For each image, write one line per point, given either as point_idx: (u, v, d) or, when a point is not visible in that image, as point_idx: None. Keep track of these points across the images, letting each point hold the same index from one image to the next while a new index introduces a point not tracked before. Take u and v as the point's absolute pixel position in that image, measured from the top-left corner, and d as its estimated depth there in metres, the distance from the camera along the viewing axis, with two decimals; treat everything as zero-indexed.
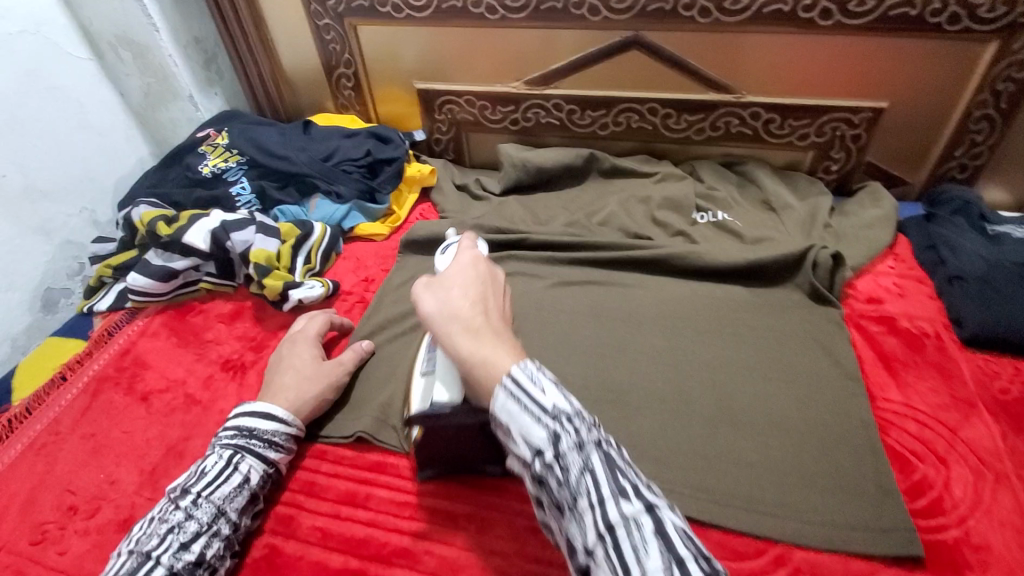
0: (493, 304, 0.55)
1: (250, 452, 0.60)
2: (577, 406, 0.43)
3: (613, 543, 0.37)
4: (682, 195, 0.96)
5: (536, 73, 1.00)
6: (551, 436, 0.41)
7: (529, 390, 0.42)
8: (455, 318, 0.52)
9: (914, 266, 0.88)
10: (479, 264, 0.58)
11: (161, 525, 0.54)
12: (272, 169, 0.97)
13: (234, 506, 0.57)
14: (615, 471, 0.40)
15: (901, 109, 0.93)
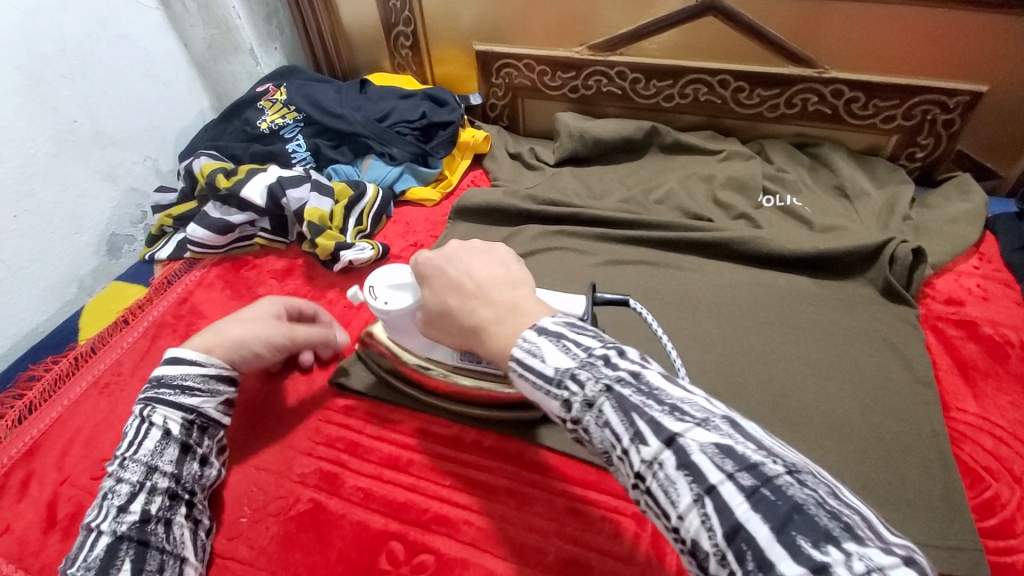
0: (488, 291, 0.49)
1: (159, 402, 0.57)
2: (579, 357, 0.40)
3: (647, 485, 0.35)
4: (749, 176, 0.91)
5: (602, 38, 0.94)
6: (562, 403, 0.40)
7: (530, 364, 0.41)
8: (468, 331, 0.49)
9: (1002, 268, 0.81)
10: (454, 262, 0.53)
11: (97, 497, 0.52)
12: (327, 127, 0.96)
13: (165, 458, 0.55)
14: (630, 411, 0.36)
15: (1004, 94, 0.84)
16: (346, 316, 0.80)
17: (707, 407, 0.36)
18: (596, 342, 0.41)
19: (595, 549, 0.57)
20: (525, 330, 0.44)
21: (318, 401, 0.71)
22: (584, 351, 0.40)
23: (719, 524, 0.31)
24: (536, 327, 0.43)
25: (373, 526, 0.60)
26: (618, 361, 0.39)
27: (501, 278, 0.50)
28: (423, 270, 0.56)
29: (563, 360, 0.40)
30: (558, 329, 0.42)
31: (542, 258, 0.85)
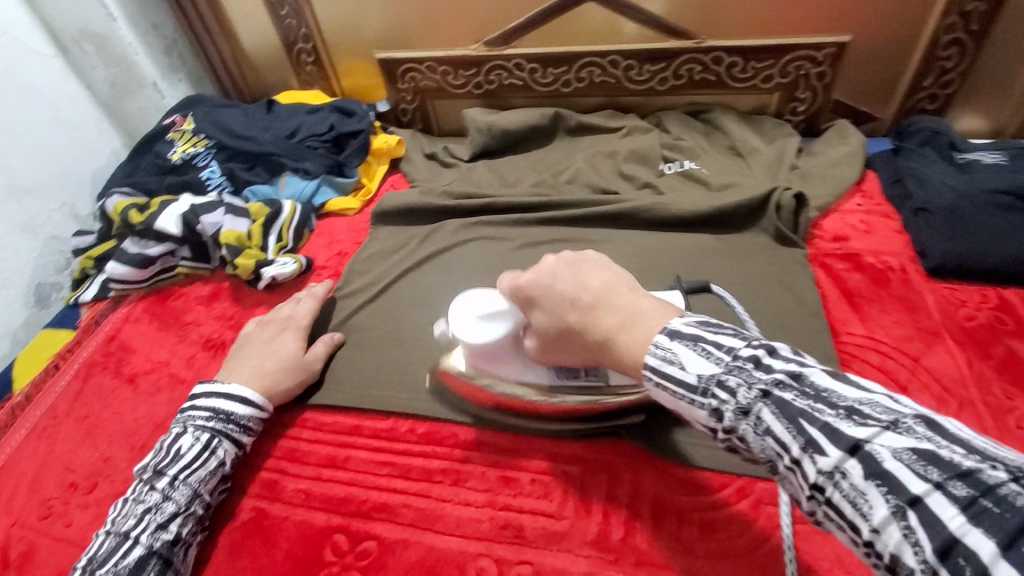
0: (614, 302, 0.47)
1: (227, 435, 0.64)
2: (723, 362, 0.40)
3: (827, 497, 0.34)
4: (648, 147, 0.96)
5: (495, 34, 0.99)
6: (711, 411, 0.40)
7: (668, 371, 0.42)
8: (595, 347, 0.48)
9: (882, 201, 0.87)
10: (564, 275, 0.51)
11: (138, 505, 0.58)
12: (238, 151, 0.98)
13: (208, 486, 0.62)
14: (795, 416, 0.35)
15: (865, 43, 0.91)
16: None
17: (894, 407, 0.33)
18: (738, 343, 0.41)
19: (526, 511, 0.61)
20: (657, 335, 0.44)
21: None
22: (728, 355, 0.40)
23: (927, 538, 0.29)
24: (666, 332, 0.43)
25: (316, 523, 0.62)
26: (770, 363, 0.38)
27: (614, 285, 0.48)
28: (526, 286, 0.54)
29: (706, 365, 0.40)
30: (692, 331, 0.42)
31: (462, 249, 0.88)
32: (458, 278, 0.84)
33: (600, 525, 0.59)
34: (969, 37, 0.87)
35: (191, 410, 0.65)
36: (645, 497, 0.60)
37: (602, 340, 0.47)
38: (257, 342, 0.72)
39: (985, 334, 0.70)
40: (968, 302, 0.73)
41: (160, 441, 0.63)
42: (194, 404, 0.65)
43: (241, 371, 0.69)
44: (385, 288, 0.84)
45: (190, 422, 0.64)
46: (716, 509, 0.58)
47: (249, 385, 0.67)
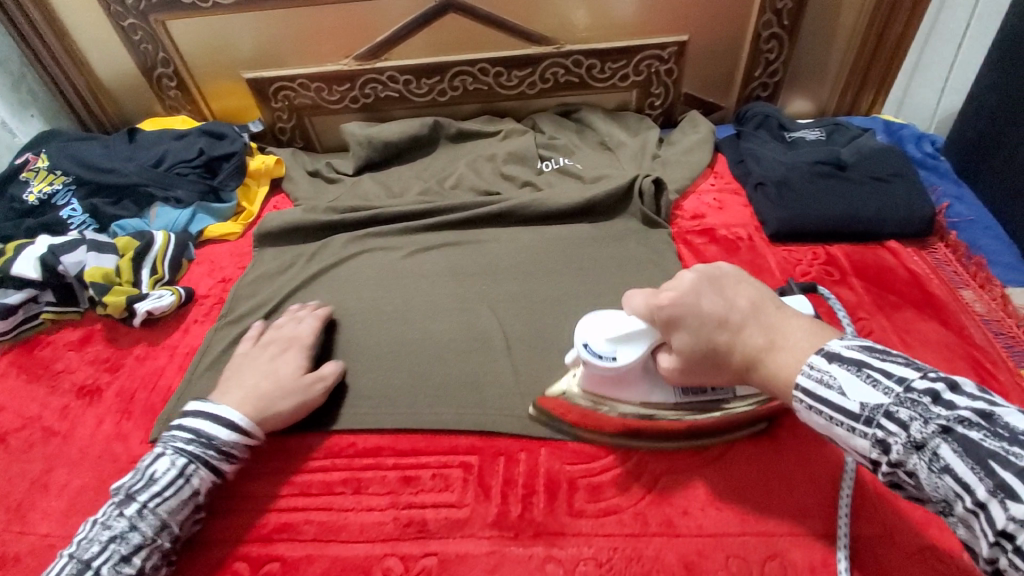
0: (765, 323, 0.50)
1: (205, 462, 0.60)
2: (893, 394, 0.41)
3: (1017, 545, 0.34)
4: (525, 148, 1.01)
5: (364, 48, 1.00)
6: (875, 441, 0.41)
7: (828, 396, 0.44)
8: (744, 362, 0.51)
9: (731, 180, 0.98)
10: (704, 292, 0.53)
11: (104, 530, 0.54)
12: (100, 184, 0.92)
13: (178, 518, 0.58)
14: (980, 456, 0.36)
15: (700, 41, 1.02)
16: (156, 368, 0.78)
17: None
18: (911, 374, 0.41)
19: (429, 504, 0.63)
20: (810, 355, 0.47)
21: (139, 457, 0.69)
22: (899, 386, 0.41)
23: None
24: (824, 354, 0.46)
25: (214, 556, 0.60)
26: (952, 399, 0.39)
27: (762, 303, 0.52)
28: (667, 313, 0.54)
29: (871, 394, 0.42)
30: (857, 358, 0.44)
31: (352, 263, 0.89)
32: (348, 291, 0.85)
33: (499, 507, 0.62)
34: (783, 32, 1.00)
35: (176, 429, 0.61)
36: (540, 474, 0.64)
37: (761, 353, 0.50)
38: (254, 364, 0.68)
39: (816, 286, 0.81)
40: (802, 260, 0.85)
41: (141, 462, 0.60)
42: (179, 424, 0.62)
43: (236, 393, 0.65)
44: (273, 310, 0.82)
45: (169, 444, 0.60)
46: (602, 473, 0.64)
47: (240, 409, 0.63)
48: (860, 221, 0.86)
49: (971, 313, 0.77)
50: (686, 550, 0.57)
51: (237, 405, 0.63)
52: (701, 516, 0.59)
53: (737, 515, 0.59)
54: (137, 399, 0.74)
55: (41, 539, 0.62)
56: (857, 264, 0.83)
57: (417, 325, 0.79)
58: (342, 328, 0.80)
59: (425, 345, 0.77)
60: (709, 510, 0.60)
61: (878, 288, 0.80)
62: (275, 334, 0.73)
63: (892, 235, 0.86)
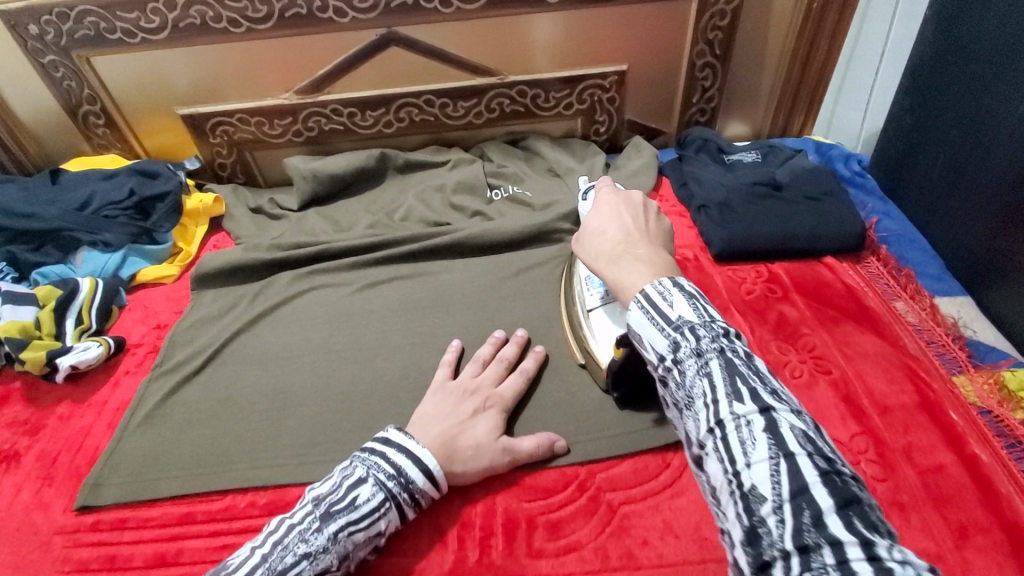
0: (643, 249, 0.54)
1: (399, 503, 0.57)
2: (706, 319, 0.45)
3: (723, 433, 0.40)
4: (474, 177, 1.01)
5: (305, 82, 0.98)
6: (671, 343, 0.45)
7: (659, 304, 0.47)
8: (609, 257, 0.55)
9: (675, 203, 1.01)
10: (627, 204, 0.59)
11: (301, 544, 0.52)
12: (20, 231, 0.86)
13: (359, 550, 0.55)
14: (737, 377, 0.41)
15: (639, 70, 1.06)
16: (82, 428, 0.72)
17: (808, 420, 0.41)
18: (721, 317, 0.46)
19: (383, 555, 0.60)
20: (663, 278, 0.50)
21: (60, 527, 0.63)
22: (711, 318, 0.45)
23: (786, 482, 0.36)
24: (672, 280, 0.49)
25: None
26: (738, 339, 0.45)
27: (651, 235, 0.56)
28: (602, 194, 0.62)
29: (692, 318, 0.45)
30: (692, 291, 0.47)
31: (299, 301, 0.86)
32: (295, 332, 0.81)
33: (456, 554, 0.60)
34: (716, 61, 1.05)
35: (380, 458, 0.57)
36: (498, 514, 0.62)
37: (609, 256, 0.55)
38: (454, 405, 0.64)
39: (761, 303, 0.84)
40: (746, 278, 0.87)
41: (341, 473, 0.57)
42: (383, 451, 0.58)
43: (433, 431, 0.61)
44: (213, 356, 0.78)
45: (371, 470, 0.57)
46: (561, 509, 0.62)
47: (434, 453, 0.60)
48: (797, 238, 0.89)
49: (904, 324, 0.81)
50: None
51: (432, 445, 0.60)
52: (661, 546, 0.59)
53: (696, 541, 0.59)
54: (60, 463, 0.69)
55: None
56: (797, 280, 0.86)
57: (367, 364, 0.77)
58: (289, 371, 0.77)
59: (376, 384, 0.74)
60: (668, 537, 0.59)
61: (819, 303, 0.83)
62: (478, 379, 0.68)
63: (827, 251, 0.90)
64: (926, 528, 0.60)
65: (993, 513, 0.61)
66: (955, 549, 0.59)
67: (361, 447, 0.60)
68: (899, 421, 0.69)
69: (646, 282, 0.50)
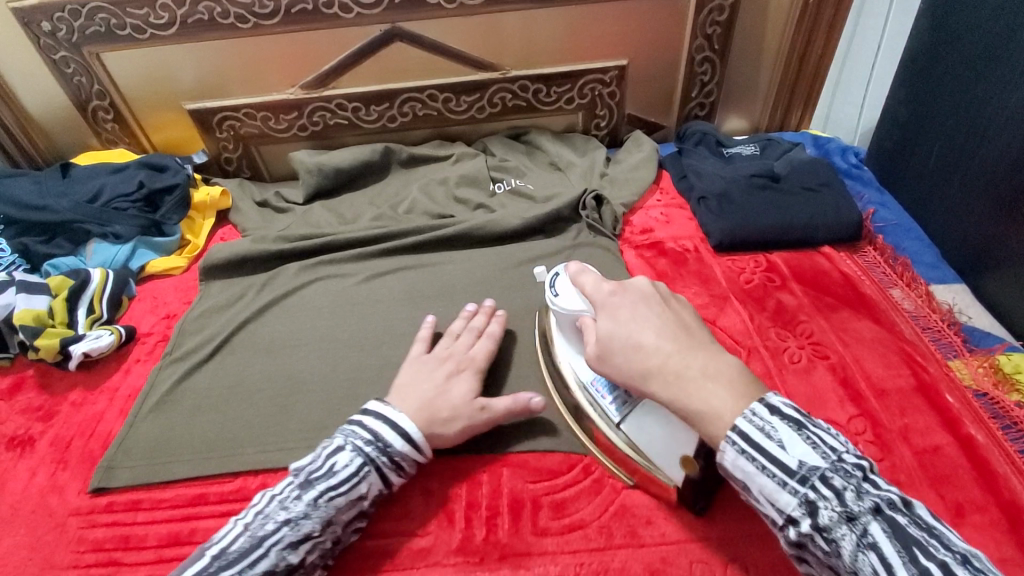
0: (695, 354, 0.52)
1: (379, 467, 0.59)
2: (828, 459, 0.46)
3: None
4: (477, 170, 1.03)
5: (310, 77, 1.00)
6: (803, 501, 0.45)
7: (765, 445, 0.47)
8: (666, 369, 0.52)
9: (675, 196, 1.02)
10: (652, 302, 0.57)
11: (281, 511, 0.54)
12: (32, 223, 0.88)
13: (343, 516, 0.57)
14: (899, 540, 0.43)
15: (639, 65, 1.07)
16: (94, 414, 0.73)
17: (985, 563, 0.42)
18: (839, 447, 0.48)
19: (391, 533, 0.61)
20: (752, 403, 0.49)
21: (74, 509, 0.64)
22: (833, 455, 0.47)
23: None
24: (766, 404, 0.49)
25: None
26: (871, 479, 0.46)
27: (686, 330, 0.55)
28: (605, 301, 0.58)
29: (807, 455, 0.47)
30: (794, 416, 0.48)
31: (306, 291, 0.87)
32: (302, 321, 0.83)
33: (463, 532, 0.61)
34: (715, 55, 1.06)
35: (356, 426, 0.60)
36: (504, 494, 0.64)
37: (664, 373, 0.52)
38: (429, 373, 0.66)
39: (760, 291, 0.85)
40: (746, 268, 0.89)
41: (322, 446, 0.60)
42: (362, 420, 0.61)
43: (411, 401, 0.63)
44: (222, 345, 0.80)
45: (348, 438, 0.59)
46: (565, 490, 0.64)
47: (413, 419, 0.62)
48: (795, 229, 0.91)
49: (900, 310, 0.82)
50: (650, 558, 0.58)
51: (412, 413, 0.62)
52: (664, 524, 0.60)
53: (698, 520, 0.60)
54: (74, 447, 0.70)
55: None
56: (795, 269, 0.88)
57: (373, 352, 0.78)
58: (297, 359, 0.78)
59: (382, 371, 0.76)
60: (671, 516, 0.60)
61: (816, 290, 0.85)
62: (451, 348, 0.70)
63: (825, 241, 0.92)
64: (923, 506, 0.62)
65: (989, 492, 0.63)
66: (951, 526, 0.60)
67: (344, 422, 0.63)
68: (897, 404, 0.71)
69: (735, 416, 0.48)
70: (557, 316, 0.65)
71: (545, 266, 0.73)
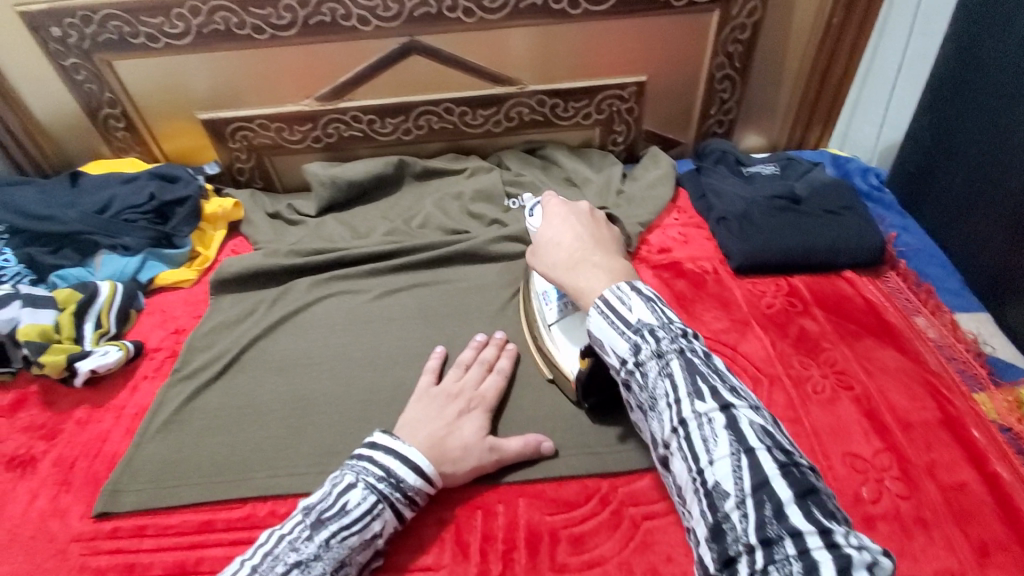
0: (596, 256, 0.61)
1: (392, 504, 0.57)
2: (665, 322, 0.51)
3: (686, 434, 0.46)
4: (492, 185, 1.01)
5: (326, 89, 0.99)
6: (633, 345, 0.51)
7: (619, 309, 0.53)
8: (567, 266, 0.61)
9: (693, 215, 1.01)
10: (578, 217, 0.66)
11: (291, 553, 0.52)
12: (37, 233, 0.86)
13: (356, 556, 0.55)
14: (695, 373, 0.48)
15: (658, 81, 1.06)
16: (100, 433, 0.71)
17: (765, 414, 0.47)
18: (677, 318, 0.52)
19: (403, 567, 0.59)
20: (620, 282, 0.55)
21: (77, 535, 0.62)
22: (670, 321, 0.51)
23: (747, 475, 0.43)
24: (627, 283, 0.55)
25: None
26: (696, 338, 0.51)
27: (597, 242, 0.63)
28: (551, 210, 0.67)
29: (649, 319, 0.52)
30: (647, 292, 0.54)
31: (317, 308, 0.85)
32: (313, 339, 0.81)
33: (478, 567, 0.59)
34: (736, 74, 1.05)
35: (368, 461, 0.58)
36: (520, 527, 0.62)
37: (567, 264, 0.61)
38: (439, 409, 0.65)
39: (781, 316, 0.83)
40: (766, 291, 0.87)
41: (330, 482, 0.57)
42: (371, 454, 0.59)
43: (421, 436, 0.61)
44: (232, 362, 0.78)
45: (361, 475, 0.57)
46: (583, 523, 0.62)
47: (424, 453, 0.60)
48: (816, 252, 0.89)
49: (925, 339, 0.80)
50: None
51: (422, 447, 0.61)
52: (685, 562, 0.58)
53: None
54: (78, 468, 0.68)
55: None
56: (817, 294, 0.86)
57: (386, 372, 0.77)
58: (309, 378, 0.76)
59: (396, 393, 0.74)
60: (692, 553, 0.58)
61: (838, 317, 0.83)
62: (461, 382, 0.69)
63: (846, 265, 0.90)
64: (950, 546, 0.60)
65: (1018, 533, 0.60)
66: (978, 568, 0.58)
67: (351, 455, 0.60)
68: (923, 438, 0.69)
69: (603, 288, 0.56)
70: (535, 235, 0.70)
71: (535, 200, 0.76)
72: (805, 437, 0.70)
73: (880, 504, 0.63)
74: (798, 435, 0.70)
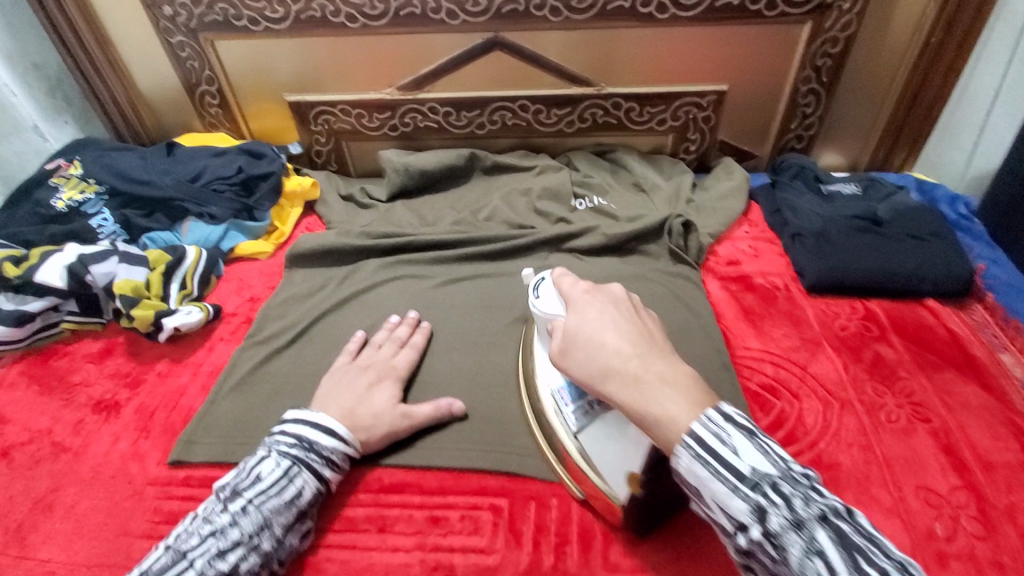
0: (656, 360, 0.48)
1: (308, 467, 0.59)
2: (779, 467, 0.42)
3: None
4: (561, 184, 1.01)
5: (408, 78, 1.01)
6: (753, 507, 0.41)
7: (718, 450, 0.42)
8: (619, 367, 0.48)
9: (766, 229, 0.98)
10: (614, 302, 0.54)
11: (205, 524, 0.54)
12: (135, 196, 0.92)
13: (279, 519, 0.56)
14: (846, 546, 0.38)
15: (738, 91, 1.04)
16: (177, 387, 0.75)
17: None
18: (791, 460, 0.43)
19: (457, 548, 0.60)
20: (707, 408, 0.44)
21: (152, 478, 0.66)
22: (784, 463, 0.42)
23: None
24: (721, 411, 0.44)
25: None
26: (823, 490, 0.42)
27: (640, 334, 0.51)
28: (571, 300, 0.56)
29: (761, 464, 0.42)
30: (747, 423, 0.44)
31: (384, 289, 0.87)
32: (379, 318, 0.83)
33: (531, 556, 0.58)
34: (822, 88, 1.02)
35: (278, 433, 0.61)
36: (574, 523, 0.61)
37: (619, 373, 0.48)
38: (350, 382, 0.68)
39: (856, 340, 0.80)
40: (841, 313, 0.84)
41: (248, 459, 0.60)
42: (281, 429, 0.62)
43: (332, 407, 0.64)
44: (302, 333, 0.81)
45: (272, 447, 0.60)
46: None
47: (338, 421, 0.63)
48: (898, 277, 0.85)
49: (1014, 379, 0.75)
50: None
51: (336, 416, 0.63)
52: None
53: None
54: (157, 417, 0.72)
55: (40, 565, 0.58)
56: (896, 320, 0.82)
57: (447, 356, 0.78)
58: None
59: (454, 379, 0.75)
60: None
61: (918, 346, 0.79)
62: (374, 358, 0.72)
63: (928, 293, 0.85)
64: None
65: None
66: None
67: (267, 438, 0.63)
68: (1007, 482, 0.64)
69: (693, 420, 0.44)
70: (537, 318, 0.62)
71: (531, 270, 0.69)
72: (876, 466, 0.66)
73: (956, 543, 0.59)
74: (870, 463, 0.67)
